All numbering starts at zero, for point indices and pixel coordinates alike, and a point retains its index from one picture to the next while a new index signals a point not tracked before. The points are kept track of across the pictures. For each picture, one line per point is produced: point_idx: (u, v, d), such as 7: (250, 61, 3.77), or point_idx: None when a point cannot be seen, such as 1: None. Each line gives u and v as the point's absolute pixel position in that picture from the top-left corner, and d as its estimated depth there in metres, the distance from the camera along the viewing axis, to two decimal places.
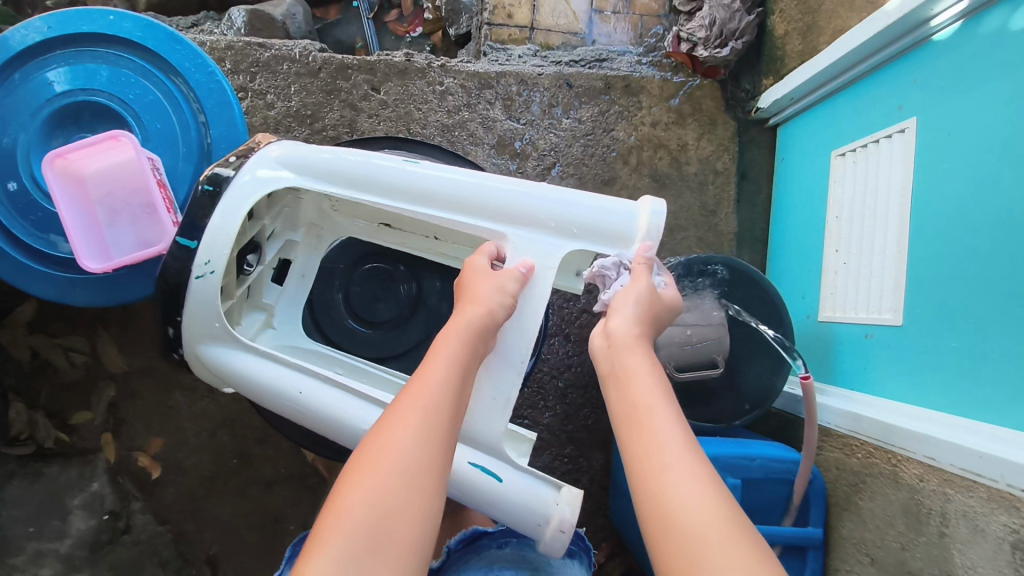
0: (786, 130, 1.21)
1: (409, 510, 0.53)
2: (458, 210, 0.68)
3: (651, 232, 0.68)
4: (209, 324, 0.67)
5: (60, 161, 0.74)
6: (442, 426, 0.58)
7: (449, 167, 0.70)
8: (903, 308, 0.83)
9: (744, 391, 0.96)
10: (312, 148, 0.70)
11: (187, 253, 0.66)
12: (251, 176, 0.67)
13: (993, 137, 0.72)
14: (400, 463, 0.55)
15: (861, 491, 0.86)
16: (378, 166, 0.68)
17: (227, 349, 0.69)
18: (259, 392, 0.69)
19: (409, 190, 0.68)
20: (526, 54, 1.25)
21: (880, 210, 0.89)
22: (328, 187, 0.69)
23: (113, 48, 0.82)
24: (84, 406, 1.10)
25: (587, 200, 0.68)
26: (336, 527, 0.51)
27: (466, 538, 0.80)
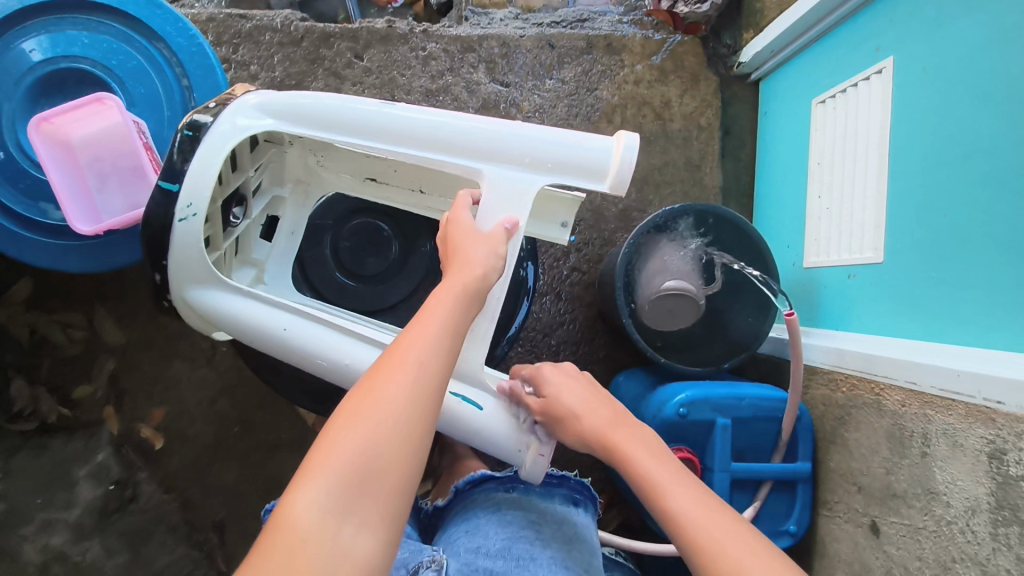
0: (767, 83, 1.22)
1: (401, 454, 0.51)
2: (434, 149, 0.68)
3: (623, 167, 0.66)
4: (195, 268, 0.67)
5: (46, 125, 0.74)
6: (453, 343, 0.59)
7: (429, 108, 0.69)
8: (884, 245, 0.85)
9: (732, 335, 0.99)
10: (290, 94, 0.69)
11: (169, 196, 0.65)
12: (231, 123, 0.66)
13: (957, 68, 0.75)
14: (416, 369, 0.55)
15: (846, 423, 0.88)
16: (355, 108, 0.68)
17: (217, 293, 0.69)
18: (246, 332, 0.70)
19: (391, 135, 0.67)
20: (507, 18, 1.26)
21: (859, 149, 0.91)
22: (307, 131, 0.68)
23: (94, 14, 0.82)
24: (83, 380, 1.11)
25: (564, 136, 0.67)
26: (349, 423, 0.51)
27: (474, 480, 0.84)
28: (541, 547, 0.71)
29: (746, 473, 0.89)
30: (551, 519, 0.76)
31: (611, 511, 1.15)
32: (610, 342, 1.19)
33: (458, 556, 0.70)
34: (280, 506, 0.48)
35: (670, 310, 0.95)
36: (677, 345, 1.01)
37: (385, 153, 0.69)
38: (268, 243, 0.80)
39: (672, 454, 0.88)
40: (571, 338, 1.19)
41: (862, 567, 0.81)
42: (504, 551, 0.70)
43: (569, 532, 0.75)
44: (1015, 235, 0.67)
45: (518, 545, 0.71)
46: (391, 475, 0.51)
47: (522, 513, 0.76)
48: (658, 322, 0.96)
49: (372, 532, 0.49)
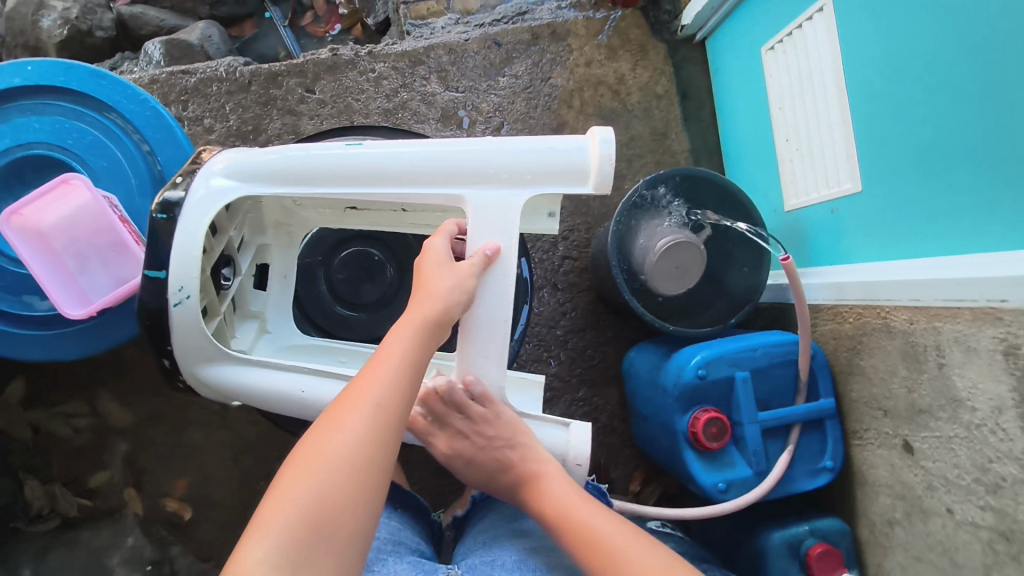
0: (714, 41, 1.24)
1: (352, 502, 0.52)
2: (410, 183, 0.66)
3: (603, 163, 0.64)
4: (201, 347, 0.67)
5: (18, 218, 0.72)
6: (411, 381, 0.59)
7: (399, 141, 0.68)
8: (860, 175, 0.87)
9: (733, 292, 1.00)
10: (253, 152, 0.68)
11: (157, 284, 0.65)
12: (204, 191, 0.66)
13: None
14: (370, 413, 0.56)
15: (860, 351, 0.89)
16: (324, 156, 0.67)
17: (228, 366, 0.68)
18: (261, 398, 0.69)
19: (361, 175, 0.66)
20: (448, 24, 1.27)
21: (818, 89, 0.93)
22: (278, 187, 0.67)
23: (40, 98, 0.80)
24: (98, 467, 1.10)
25: (537, 144, 0.65)
26: (301, 474, 0.52)
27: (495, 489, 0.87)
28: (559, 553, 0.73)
29: (774, 419, 0.90)
30: None
31: (648, 486, 1.17)
32: (614, 321, 1.20)
33: (474, 569, 0.71)
34: (234, 557, 0.49)
35: (668, 268, 0.94)
36: (678, 309, 1.01)
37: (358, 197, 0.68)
38: (262, 292, 0.78)
39: (701, 416, 0.89)
40: (575, 326, 1.19)
41: (904, 487, 0.83)
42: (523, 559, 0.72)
43: None
44: (984, 140, 0.68)
45: (537, 553, 0.73)
46: (345, 519, 0.51)
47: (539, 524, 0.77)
48: (658, 283, 0.95)
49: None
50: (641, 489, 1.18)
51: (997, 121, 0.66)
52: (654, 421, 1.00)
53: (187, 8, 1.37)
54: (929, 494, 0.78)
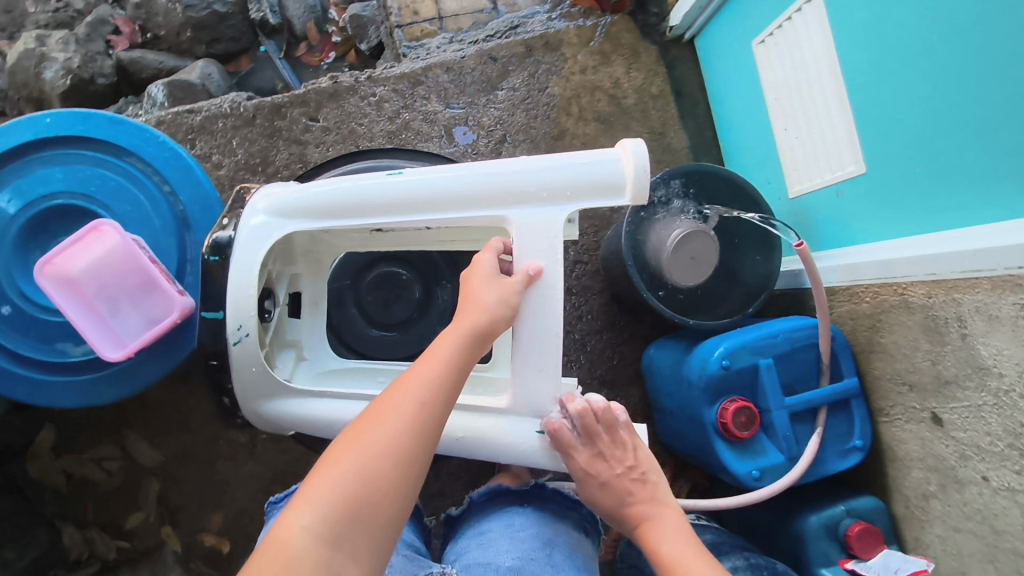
0: (703, 39, 1.27)
1: (392, 486, 0.53)
2: (449, 209, 0.68)
3: (639, 174, 0.65)
4: (259, 384, 0.70)
5: (50, 268, 0.73)
6: (456, 382, 0.60)
7: (437, 167, 0.69)
8: (864, 157, 0.89)
9: (746, 282, 1.02)
10: (295, 190, 0.71)
11: (217, 325, 0.71)
12: (251, 230, 0.70)
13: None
14: (417, 405, 0.57)
15: (879, 329, 0.91)
16: (362, 187, 0.69)
17: (281, 398, 0.71)
18: (320, 424, 0.70)
19: (403, 205, 0.68)
20: (442, 44, 1.29)
21: (814, 78, 0.95)
22: (320, 222, 0.70)
23: (60, 148, 0.82)
24: (133, 507, 1.10)
25: (572, 160, 0.66)
26: (348, 454, 0.53)
27: (491, 492, 0.89)
28: (547, 556, 0.75)
29: (802, 404, 0.92)
30: (560, 542, 0.79)
31: (678, 480, 1.18)
32: (630, 320, 1.21)
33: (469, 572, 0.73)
34: (273, 527, 0.50)
35: (681, 262, 0.97)
36: (696, 302, 1.02)
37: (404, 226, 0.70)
38: (296, 320, 0.80)
39: (729, 407, 0.90)
40: (593, 328, 1.21)
41: (936, 459, 0.84)
42: (511, 560, 0.74)
43: (577, 556, 0.78)
44: (983, 118, 0.71)
45: (526, 555, 0.75)
46: (383, 506, 0.52)
47: (533, 533, 0.79)
48: (674, 276, 0.98)
49: (360, 558, 0.50)
50: (672, 484, 1.19)
51: (993, 99, 0.69)
52: (682, 416, 1.01)
53: (183, 48, 1.39)
54: (962, 464, 0.79)
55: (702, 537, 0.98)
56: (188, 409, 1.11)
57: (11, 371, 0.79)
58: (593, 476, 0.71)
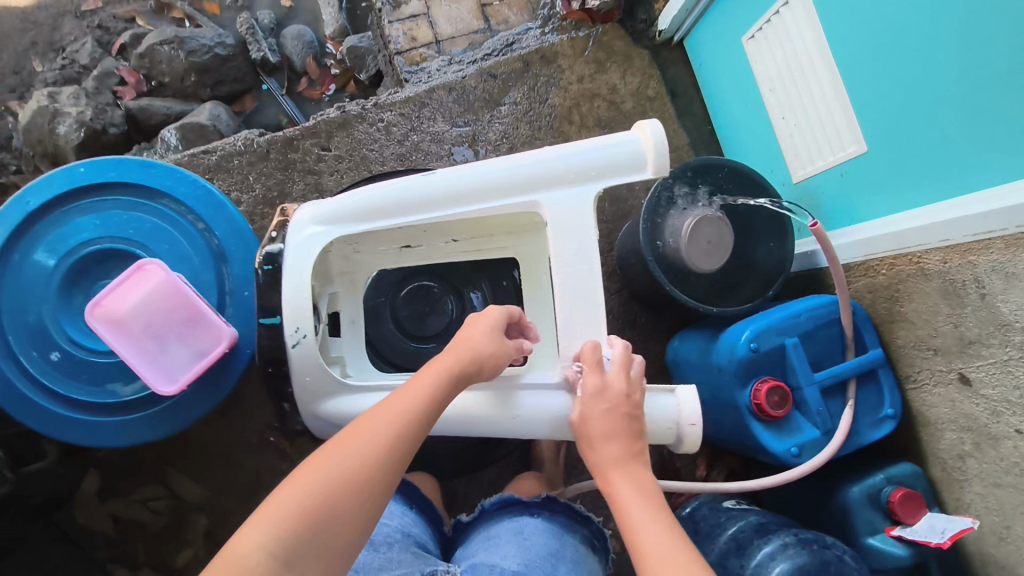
0: (692, 40, 1.31)
1: (351, 512, 0.56)
2: (483, 198, 0.71)
3: (659, 149, 0.68)
4: (321, 385, 0.73)
5: (99, 309, 0.76)
6: (426, 419, 0.63)
7: (466, 163, 0.72)
8: (863, 137, 0.93)
9: (762, 267, 1.05)
10: (335, 200, 0.74)
11: (274, 329, 0.77)
12: (300, 242, 0.73)
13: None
14: (388, 439, 0.60)
15: (899, 298, 0.94)
16: (398, 189, 0.72)
17: (338, 402, 0.73)
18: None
19: (439, 201, 0.71)
20: (442, 65, 1.33)
21: (806, 66, 0.99)
22: (363, 226, 0.73)
23: (95, 196, 0.85)
24: (182, 545, 1.11)
25: (594, 142, 0.70)
26: (314, 477, 0.56)
27: (502, 501, 0.88)
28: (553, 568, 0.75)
29: (830, 377, 0.94)
30: (567, 555, 0.79)
31: (714, 468, 1.20)
32: (651, 316, 1.24)
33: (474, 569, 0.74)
34: (232, 540, 0.53)
35: (698, 249, 0.99)
36: (716, 289, 1.06)
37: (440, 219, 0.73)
38: (338, 338, 0.82)
39: (761, 388, 0.92)
40: (615, 327, 1.23)
41: (968, 419, 0.86)
42: (517, 567, 0.74)
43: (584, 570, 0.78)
44: (974, 88, 0.75)
45: (534, 564, 0.75)
46: (341, 530, 0.55)
47: (541, 542, 0.79)
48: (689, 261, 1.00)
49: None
50: (708, 473, 1.21)
51: (982, 70, 0.73)
52: (714, 402, 1.03)
53: (188, 93, 1.42)
54: (995, 420, 0.82)
55: (747, 518, 1.00)
56: (227, 442, 1.13)
57: (69, 415, 0.82)
58: (601, 401, 0.67)
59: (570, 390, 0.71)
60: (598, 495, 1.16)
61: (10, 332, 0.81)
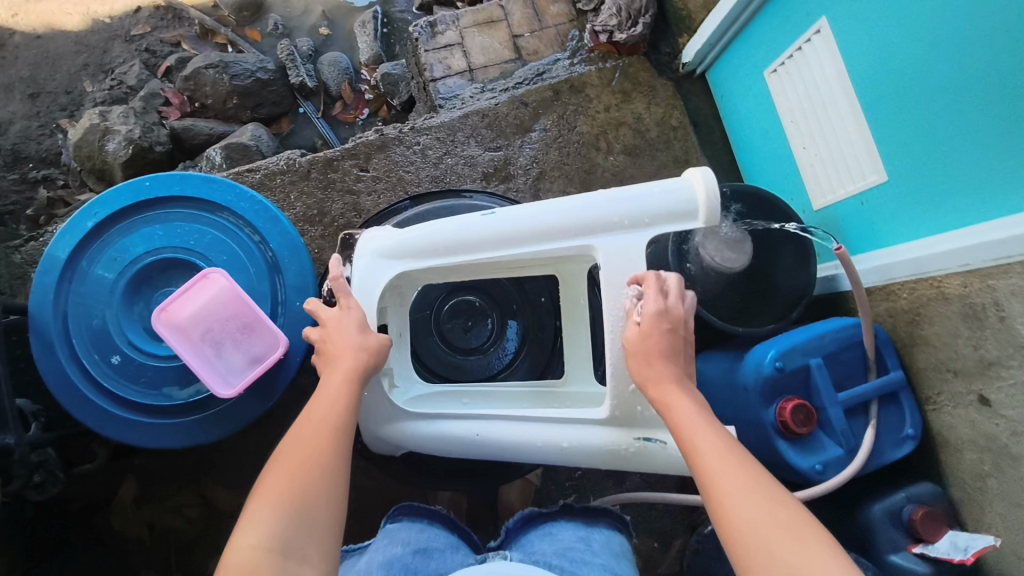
0: (714, 73, 1.38)
1: (326, 494, 0.60)
2: (542, 238, 0.74)
3: (711, 198, 0.71)
4: (381, 410, 0.77)
5: (165, 314, 0.82)
6: (353, 406, 0.68)
7: (526, 206, 0.75)
8: (883, 166, 0.98)
9: (787, 290, 1.09)
10: (400, 235, 0.79)
11: None
12: (368, 275, 0.79)
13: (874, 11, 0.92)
14: (328, 427, 0.65)
15: (919, 321, 0.98)
16: (460, 229, 0.76)
17: (397, 422, 0.77)
18: (439, 444, 0.77)
19: (497, 241, 0.75)
20: (476, 93, 1.39)
21: (827, 100, 1.05)
22: (426, 262, 0.77)
23: (159, 208, 0.90)
24: (215, 551, 1.13)
25: (649, 188, 0.73)
26: (281, 472, 0.61)
27: (524, 518, 0.85)
28: (591, 556, 0.74)
29: (854, 398, 0.98)
30: (603, 543, 0.78)
31: None
32: None
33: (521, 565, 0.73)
34: (226, 558, 0.55)
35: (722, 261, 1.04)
36: (746, 309, 1.09)
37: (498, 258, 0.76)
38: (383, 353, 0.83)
39: (787, 406, 0.96)
40: None
41: (989, 439, 0.89)
42: (558, 560, 0.73)
43: (620, 552, 0.78)
44: (991, 121, 0.80)
45: (572, 555, 0.74)
46: (323, 515, 0.59)
47: (574, 535, 0.79)
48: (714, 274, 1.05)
49: (316, 559, 0.57)
50: None
51: (998, 104, 0.79)
52: (738, 420, 1.06)
53: (230, 114, 1.48)
54: (1015, 440, 0.84)
55: None
56: (261, 451, 1.15)
57: (126, 417, 0.85)
58: (664, 319, 0.69)
59: (616, 423, 0.73)
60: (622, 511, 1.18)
61: (74, 335, 0.85)
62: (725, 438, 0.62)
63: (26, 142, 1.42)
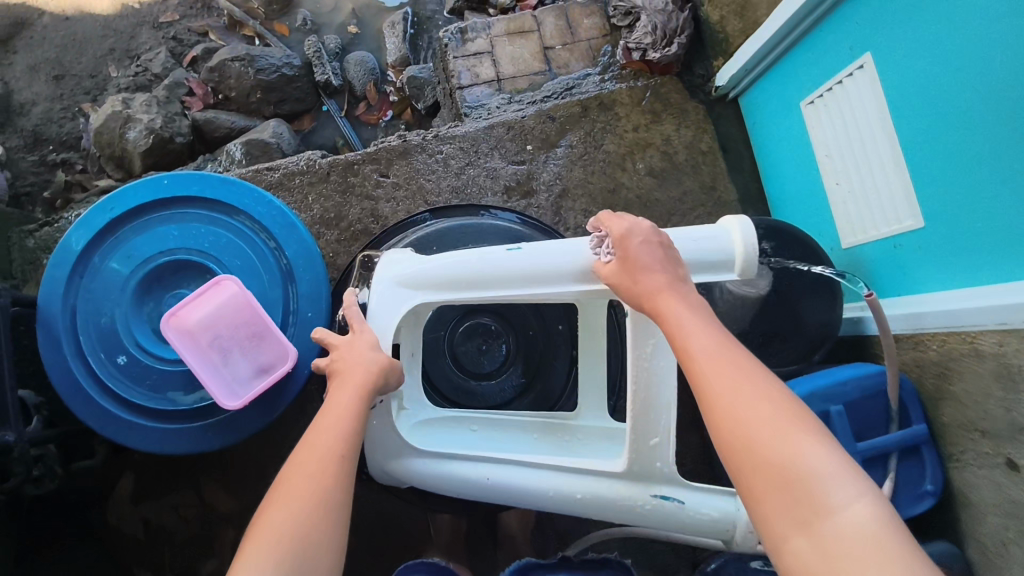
0: (747, 98, 1.35)
1: (325, 535, 0.58)
2: (569, 274, 0.72)
3: (749, 250, 0.70)
4: (390, 445, 0.75)
5: (174, 319, 0.80)
6: (357, 437, 0.65)
7: (556, 240, 0.73)
8: (920, 211, 0.94)
9: (811, 330, 1.06)
10: (424, 263, 0.76)
11: None
12: (389, 303, 0.76)
13: (921, 57, 0.89)
14: (330, 461, 0.62)
15: (949, 376, 0.95)
16: (488, 262, 0.73)
17: (405, 460, 0.75)
18: (448, 486, 0.75)
19: (522, 278, 0.72)
20: (502, 104, 1.37)
21: (866, 138, 1.02)
22: (450, 293, 0.75)
23: (176, 208, 0.88)
24: (209, 554, 1.12)
25: (686, 235, 0.71)
26: (279, 510, 0.58)
27: (519, 567, 0.82)
28: None
29: (873, 449, 0.95)
30: None
31: None
32: None
33: None
34: None
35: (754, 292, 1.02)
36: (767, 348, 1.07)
37: (520, 295, 0.74)
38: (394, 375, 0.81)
39: None
40: None
41: (1014, 505, 0.85)
42: None
43: None
44: None
45: None
46: (323, 558, 0.57)
47: None
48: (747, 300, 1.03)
49: None
50: None
51: None
52: None
53: (252, 108, 1.47)
54: None
55: None
56: (262, 456, 1.13)
57: (127, 419, 0.84)
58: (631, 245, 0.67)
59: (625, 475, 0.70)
60: (625, 543, 1.15)
61: (82, 332, 0.84)
62: (719, 340, 0.61)
63: (47, 124, 1.41)
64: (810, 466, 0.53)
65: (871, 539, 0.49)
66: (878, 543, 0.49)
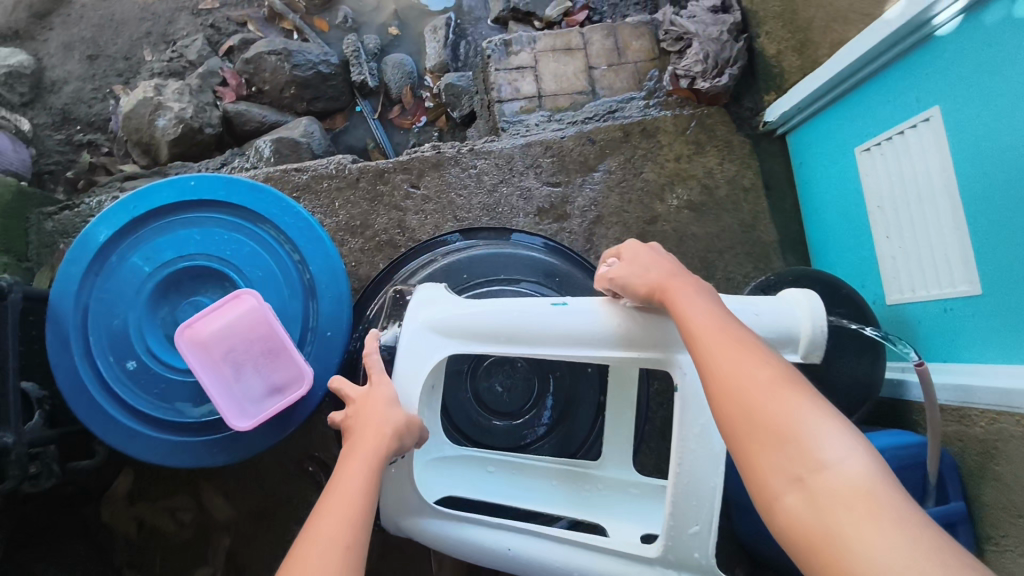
0: (797, 136, 1.29)
1: None
2: (611, 332, 0.67)
3: (817, 331, 0.65)
4: (410, 503, 0.70)
5: (190, 331, 0.76)
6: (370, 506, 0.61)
7: (602, 300, 0.69)
8: (979, 278, 0.89)
9: (851, 391, 1.00)
10: (463, 311, 0.72)
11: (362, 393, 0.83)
12: (423, 349, 0.71)
13: (983, 119, 0.85)
14: (344, 534, 0.57)
15: (995, 456, 0.89)
16: (531, 314, 0.69)
17: (422, 521, 0.70)
18: (467, 552, 0.70)
19: (565, 335, 0.68)
20: (542, 121, 1.33)
21: (924, 194, 0.96)
22: (489, 344, 0.70)
23: (201, 210, 0.84)
24: (200, 562, 1.08)
25: (749, 308, 0.67)
26: None
27: None
28: None
29: None
30: None
31: None
32: None
33: None
34: None
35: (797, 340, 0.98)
36: None
37: (560, 357, 0.69)
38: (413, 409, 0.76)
39: None
40: None
41: None
42: None
43: None
44: None
45: None
46: None
47: None
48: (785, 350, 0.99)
49: None
50: None
51: None
52: None
53: (285, 104, 1.43)
54: None
55: None
56: (265, 466, 1.10)
57: (131, 428, 0.80)
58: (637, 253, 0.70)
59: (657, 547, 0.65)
60: None
61: (92, 332, 0.80)
62: (719, 317, 0.59)
63: (77, 104, 1.38)
64: (806, 423, 0.50)
65: (867, 493, 0.46)
66: (872, 497, 0.45)
